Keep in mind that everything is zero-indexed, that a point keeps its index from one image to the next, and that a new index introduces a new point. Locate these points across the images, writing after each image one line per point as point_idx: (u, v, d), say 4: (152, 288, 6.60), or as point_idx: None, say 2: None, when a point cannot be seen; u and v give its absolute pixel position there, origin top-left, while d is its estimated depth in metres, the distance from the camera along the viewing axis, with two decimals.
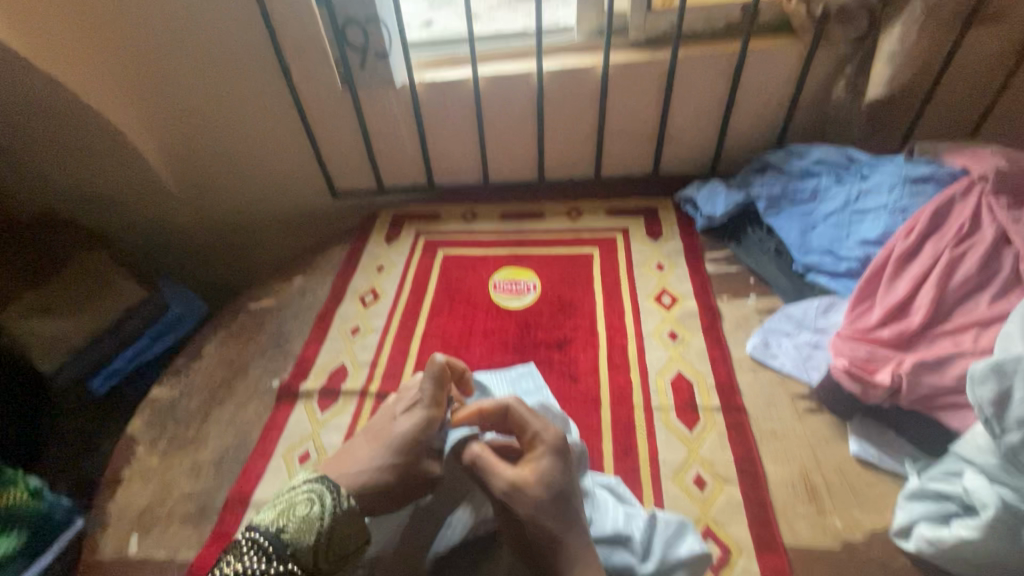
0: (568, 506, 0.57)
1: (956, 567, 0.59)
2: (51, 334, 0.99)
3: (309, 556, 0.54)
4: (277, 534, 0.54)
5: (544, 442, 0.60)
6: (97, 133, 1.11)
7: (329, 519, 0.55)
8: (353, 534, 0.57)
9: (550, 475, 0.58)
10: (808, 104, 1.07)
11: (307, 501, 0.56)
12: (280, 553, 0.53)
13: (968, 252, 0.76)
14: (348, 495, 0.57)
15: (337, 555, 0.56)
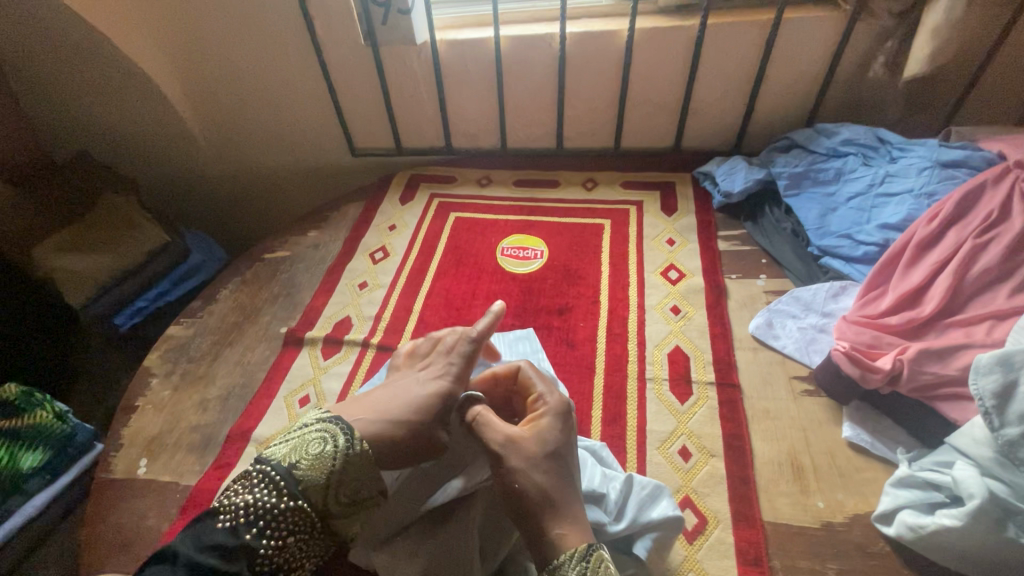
0: (564, 469, 0.54)
1: (934, 555, 0.58)
2: (80, 269, 1.04)
3: (321, 497, 0.52)
4: (290, 470, 0.52)
5: (547, 403, 0.58)
6: (129, 79, 1.14)
7: (342, 459, 0.53)
8: (362, 479, 0.55)
9: (548, 435, 0.55)
10: (843, 81, 1.02)
11: (319, 440, 0.54)
12: (293, 490, 0.51)
13: (994, 241, 0.72)
14: (360, 438, 0.55)
15: (350, 498, 0.54)
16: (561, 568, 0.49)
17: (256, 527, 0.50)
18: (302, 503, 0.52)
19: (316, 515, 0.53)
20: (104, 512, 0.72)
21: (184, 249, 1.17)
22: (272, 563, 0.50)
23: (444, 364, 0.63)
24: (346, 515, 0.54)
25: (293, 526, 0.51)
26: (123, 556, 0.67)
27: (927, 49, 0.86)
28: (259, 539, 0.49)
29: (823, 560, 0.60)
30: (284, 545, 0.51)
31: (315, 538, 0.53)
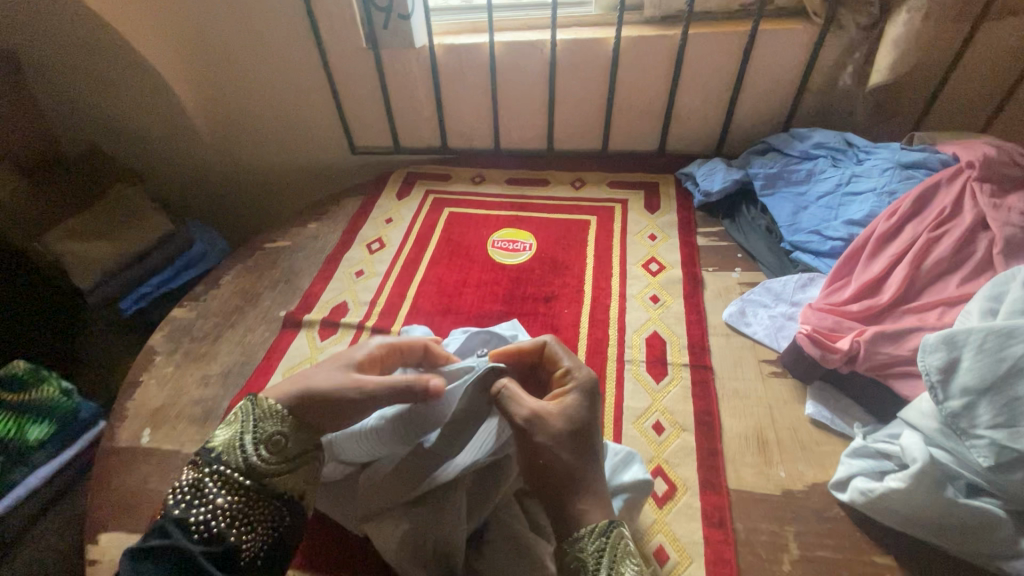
0: (588, 444, 0.56)
1: (884, 518, 0.62)
2: (87, 256, 1.09)
3: (240, 458, 0.56)
4: (208, 449, 0.58)
5: (576, 379, 0.60)
6: (143, 78, 1.19)
7: (253, 418, 0.58)
8: (285, 432, 0.58)
9: (575, 410, 0.57)
10: (816, 89, 1.08)
11: (232, 418, 0.60)
12: (210, 460, 0.56)
13: (946, 235, 0.78)
14: (266, 398, 0.60)
15: (275, 453, 0.57)
16: (580, 540, 0.51)
17: (184, 502, 0.54)
18: (222, 469, 0.56)
19: (243, 475, 0.55)
20: (108, 477, 0.75)
21: (189, 236, 1.23)
22: (212, 528, 0.52)
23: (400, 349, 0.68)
24: (279, 471, 0.57)
25: (221, 491, 0.55)
26: (127, 516, 0.71)
27: (890, 59, 0.92)
28: (188, 512, 0.53)
29: (783, 523, 0.65)
30: (217, 508, 0.53)
31: (257, 500, 0.55)
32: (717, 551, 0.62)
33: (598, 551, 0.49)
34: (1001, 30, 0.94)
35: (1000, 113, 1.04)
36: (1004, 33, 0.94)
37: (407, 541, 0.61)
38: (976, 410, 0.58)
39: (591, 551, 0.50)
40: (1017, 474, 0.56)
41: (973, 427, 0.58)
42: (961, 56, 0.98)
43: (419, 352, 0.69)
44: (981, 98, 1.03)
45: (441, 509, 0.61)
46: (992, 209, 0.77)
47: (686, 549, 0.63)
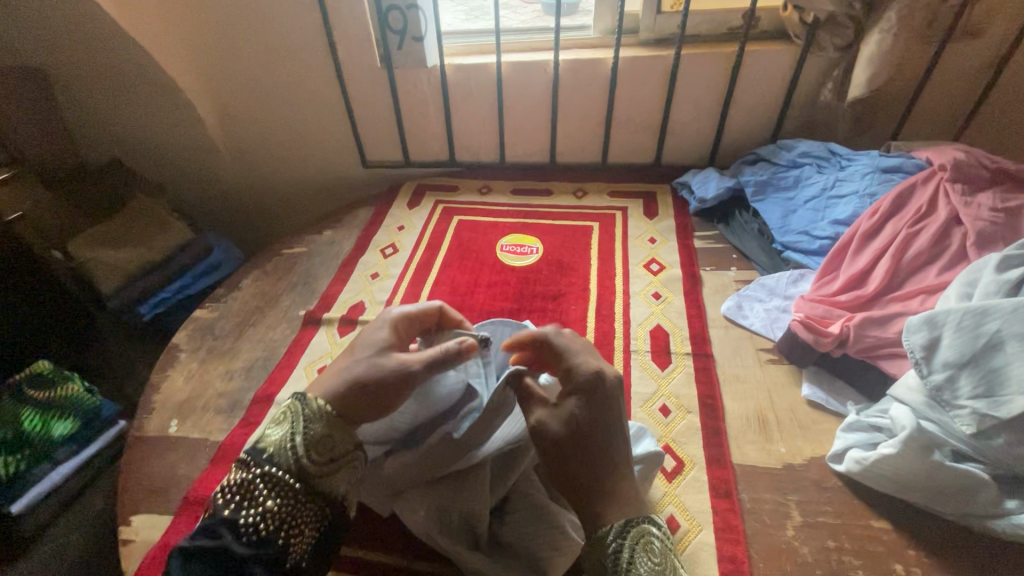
0: (587, 448, 0.56)
1: (879, 485, 0.67)
2: (111, 262, 1.14)
3: (291, 459, 0.57)
4: (256, 447, 0.58)
5: (578, 380, 0.60)
6: (165, 97, 1.27)
7: (303, 419, 0.59)
8: (333, 434, 0.59)
9: (574, 415, 0.58)
10: (800, 105, 1.17)
11: (281, 415, 0.60)
12: (260, 460, 0.57)
13: (923, 230, 0.85)
14: (315, 397, 0.61)
15: (324, 455, 0.58)
16: (602, 539, 0.54)
17: (233, 503, 0.55)
18: (273, 470, 0.56)
19: (294, 478, 0.56)
20: (138, 463, 0.78)
21: (205, 246, 1.26)
22: (262, 530, 0.54)
23: (413, 316, 0.70)
24: (325, 473, 0.58)
25: (271, 493, 0.55)
26: (158, 499, 0.73)
27: (865, 75, 1.01)
28: (238, 512, 0.54)
29: (785, 493, 0.69)
30: (266, 511, 0.54)
31: (305, 502, 0.57)
32: (725, 519, 0.66)
33: (616, 551, 0.53)
34: (964, 50, 1.04)
35: (968, 125, 1.13)
36: (968, 53, 1.04)
37: (434, 513, 0.63)
38: (957, 382, 0.63)
39: (610, 550, 0.53)
40: (997, 439, 0.61)
41: (955, 398, 0.63)
42: (930, 73, 1.07)
43: (435, 318, 0.72)
44: (950, 112, 1.12)
45: (466, 484, 0.63)
46: (964, 206, 0.84)
47: (696, 517, 0.67)
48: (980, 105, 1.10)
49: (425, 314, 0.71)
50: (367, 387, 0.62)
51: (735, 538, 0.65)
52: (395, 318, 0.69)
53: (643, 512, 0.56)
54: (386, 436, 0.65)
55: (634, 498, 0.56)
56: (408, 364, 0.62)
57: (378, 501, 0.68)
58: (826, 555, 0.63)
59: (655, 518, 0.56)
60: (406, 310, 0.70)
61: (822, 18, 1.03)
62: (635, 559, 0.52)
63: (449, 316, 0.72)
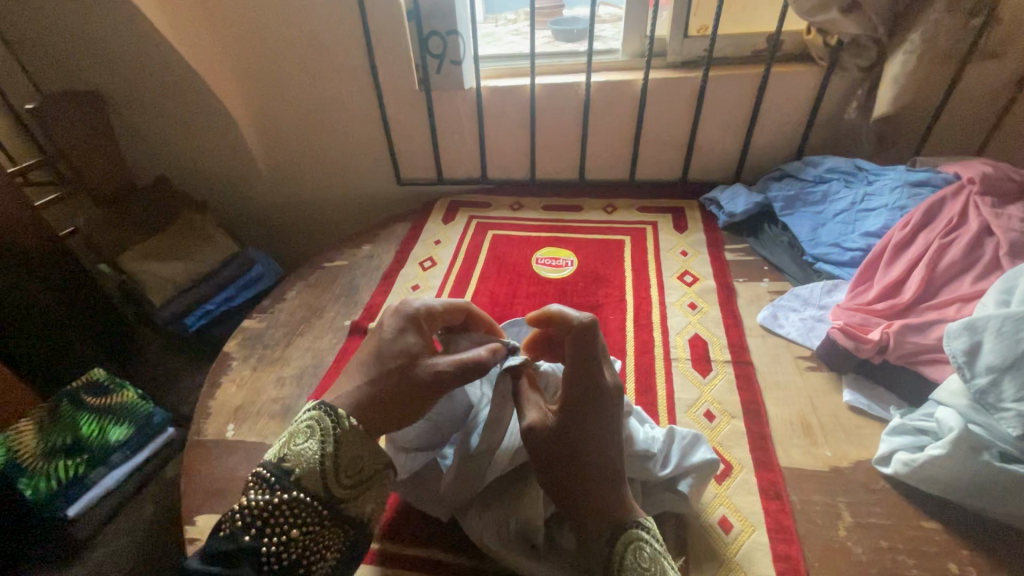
0: (578, 449, 0.56)
1: (928, 487, 0.68)
2: (162, 274, 1.20)
3: (320, 482, 0.56)
4: (280, 466, 0.56)
5: (581, 387, 0.57)
6: (211, 118, 1.33)
7: (333, 437, 0.57)
8: (363, 456, 0.58)
9: (569, 424, 0.57)
10: (824, 123, 1.21)
11: (307, 430, 0.58)
12: (285, 482, 0.55)
13: (956, 240, 0.87)
14: (346, 415, 0.59)
15: (352, 477, 0.58)
16: (598, 537, 0.55)
17: (255, 528, 0.52)
18: (299, 494, 0.54)
19: (322, 503, 0.55)
20: (199, 465, 0.81)
21: (249, 259, 1.32)
22: (285, 559, 0.52)
23: (434, 311, 0.65)
24: (351, 496, 0.57)
25: (297, 519, 0.54)
26: (221, 499, 0.76)
27: (890, 94, 1.05)
28: (260, 539, 0.52)
29: (834, 495, 0.71)
30: (291, 538, 0.53)
31: (331, 526, 0.55)
32: (777, 520, 0.68)
33: (606, 556, 0.54)
34: (984, 70, 1.08)
35: (991, 141, 1.17)
36: (989, 72, 1.08)
37: (494, 524, 0.63)
38: (1001, 385, 0.64)
39: (601, 554, 0.55)
40: None
41: (1000, 401, 0.64)
42: (951, 92, 1.11)
43: (462, 317, 0.69)
44: (973, 128, 1.16)
45: (520, 497, 0.65)
46: (995, 218, 0.86)
47: (748, 518, 0.69)
48: (1001, 122, 1.14)
49: (453, 310, 0.67)
50: (399, 396, 0.60)
51: (788, 539, 0.66)
52: (418, 312, 0.64)
53: (632, 515, 0.56)
54: (419, 441, 0.66)
55: (624, 503, 0.56)
56: (440, 370, 0.60)
57: (437, 508, 0.68)
58: (879, 555, 0.64)
59: (643, 519, 0.56)
60: (428, 304, 0.65)
61: (845, 41, 1.08)
62: (623, 563, 0.53)
63: (475, 314, 0.69)
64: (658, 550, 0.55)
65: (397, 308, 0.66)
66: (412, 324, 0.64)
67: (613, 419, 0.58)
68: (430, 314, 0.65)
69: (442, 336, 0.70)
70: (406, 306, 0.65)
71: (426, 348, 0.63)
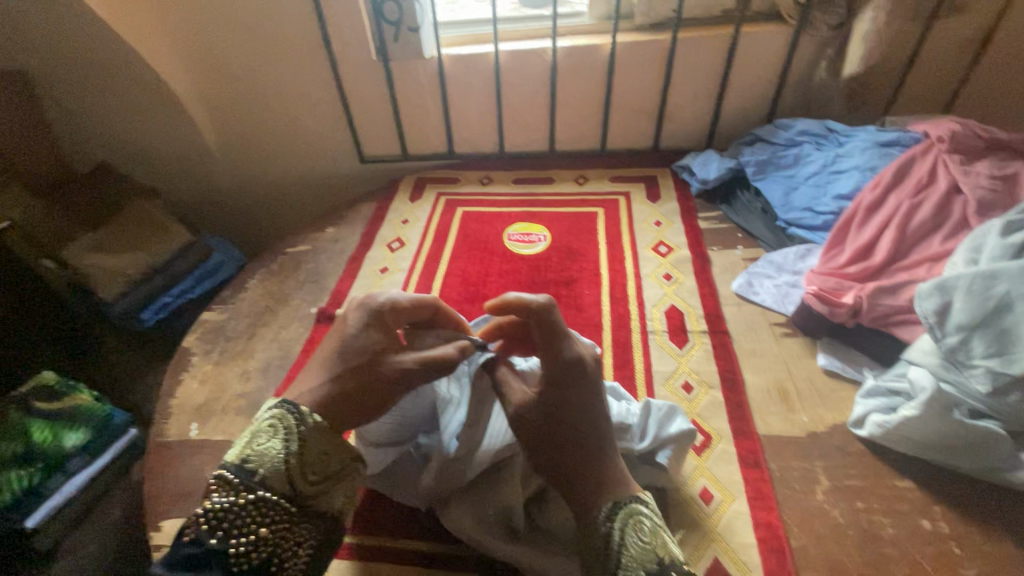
0: (565, 424, 0.54)
1: (902, 447, 0.69)
2: (113, 266, 1.12)
3: (286, 481, 0.52)
4: (242, 466, 0.52)
5: (562, 365, 0.56)
6: (153, 98, 1.24)
7: (298, 434, 0.54)
8: (329, 451, 0.55)
9: (555, 401, 0.55)
10: (794, 85, 1.19)
11: (269, 429, 0.54)
12: (249, 483, 0.51)
13: (925, 200, 0.87)
14: (310, 412, 0.55)
15: (319, 474, 0.54)
16: (595, 516, 0.51)
17: (221, 531, 0.49)
18: (266, 494, 0.51)
19: (290, 501, 0.52)
20: (161, 468, 0.77)
21: (206, 247, 1.25)
22: (255, 560, 0.49)
23: (398, 311, 0.61)
24: (321, 492, 0.54)
25: (265, 518, 0.51)
26: (186, 502, 0.72)
27: (860, 52, 1.03)
28: (227, 542, 0.49)
29: (811, 460, 0.71)
30: (260, 538, 0.50)
31: (301, 524, 0.53)
32: (756, 487, 0.68)
33: (607, 533, 0.50)
34: (950, 25, 1.07)
35: (959, 95, 1.16)
36: (956, 27, 1.07)
37: (469, 510, 0.62)
38: (971, 343, 0.64)
39: (601, 532, 0.51)
40: (1011, 397, 0.62)
41: (969, 358, 0.64)
42: (919, 51, 1.11)
43: (429, 313, 0.64)
44: (940, 85, 1.16)
45: (498, 481, 0.62)
46: (963, 176, 0.87)
47: (728, 488, 0.69)
48: (966, 80, 1.14)
49: (419, 306, 0.62)
50: (358, 392, 0.57)
51: (768, 505, 0.67)
52: (382, 307, 0.60)
53: (630, 491, 0.53)
54: (388, 436, 0.64)
55: (619, 478, 0.54)
56: (406, 367, 0.57)
57: (415, 499, 0.67)
58: (856, 516, 0.65)
59: (643, 495, 0.53)
60: (394, 298, 0.61)
61: None
62: (625, 541, 0.50)
63: (443, 310, 0.65)
64: (657, 522, 0.51)
65: (362, 302, 0.61)
66: (377, 320, 0.60)
67: (598, 394, 0.57)
68: (396, 309, 0.61)
69: (407, 329, 0.65)
70: (370, 301, 0.61)
71: (392, 344, 0.59)
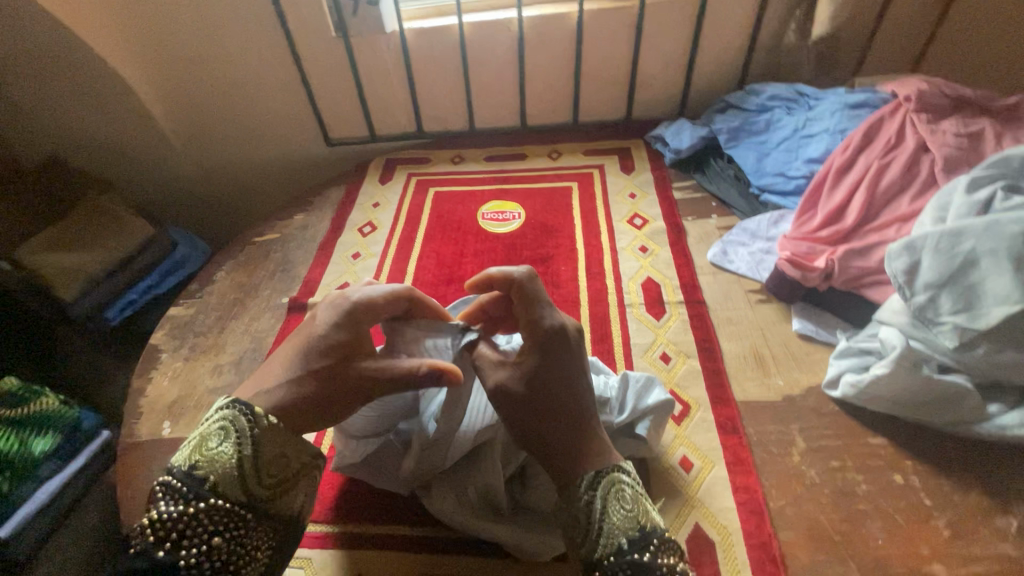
0: (544, 395, 0.54)
1: (875, 405, 0.70)
2: (71, 264, 1.07)
3: (240, 486, 0.51)
4: (191, 472, 0.51)
5: (542, 335, 0.56)
6: (101, 86, 1.18)
7: (252, 438, 0.52)
8: (287, 452, 0.54)
9: (533, 376, 0.54)
10: (764, 49, 1.18)
11: (219, 432, 0.53)
12: (199, 491, 0.50)
13: (894, 160, 0.88)
14: (264, 413, 0.54)
15: (276, 477, 0.53)
16: (576, 488, 0.50)
17: (170, 542, 0.48)
18: (218, 502, 0.50)
19: (245, 507, 0.51)
20: (135, 469, 0.75)
21: (169, 241, 1.22)
22: (207, 569, 0.48)
23: (374, 309, 0.58)
24: (279, 495, 0.53)
25: (218, 526, 0.49)
26: None
27: (828, 13, 1.02)
28: (176, 553, 0.47)
29: (787, 423, 0.72)
30: (212, 547, 0.48)
31: (258, 528, 0.52)
32: (735, 452, 0.69)
33: (588, 503, 0.49)
34: None
35: (926, 53, 1.17)
36: None
37: (450, 494, 0.62)
38: (939, 300, 0.66)
39: (582, 502, 0.50)
40: (978, 349, 0.64)
41: (937, 315, 0.66)
42: (886, 9, 1.10)
43: (405, 305, 0.61)
44: (908, 42, 1.15)
45: (479, 462, 0.61)
46: (930, 134, 0.87)
47: (707, 455, 0.70)
48: (933, 37, 1.14)
49: (395, 300, 0.59)
50: (326, 396, 0.55)
51: (746, 470, 0.68)
52: (356, 306, 0.57)
53: (610, 459, 0.52)
54: (368, 428, 0.63)
55: (602, 449, 0.53)
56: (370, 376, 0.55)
57: (394, 484, 0.67)
58: (832, 475, 0.66)
59: (624, 463, 0.53)
60: (368, 294, 0.58)
61: None
62: (606, 509, 0.49)
63: (421, 302, 0.61)
64: (639, 490, 0.51)
65: (336, 300, 0.58)
66: (351, 319, 0.57)
67: (576, 366, 0.56)
68: (371, 307, 0.58)
69: (385, 325, 0.62)
70: (344, 300, 0.58)
71: (357, 347, 0.57)
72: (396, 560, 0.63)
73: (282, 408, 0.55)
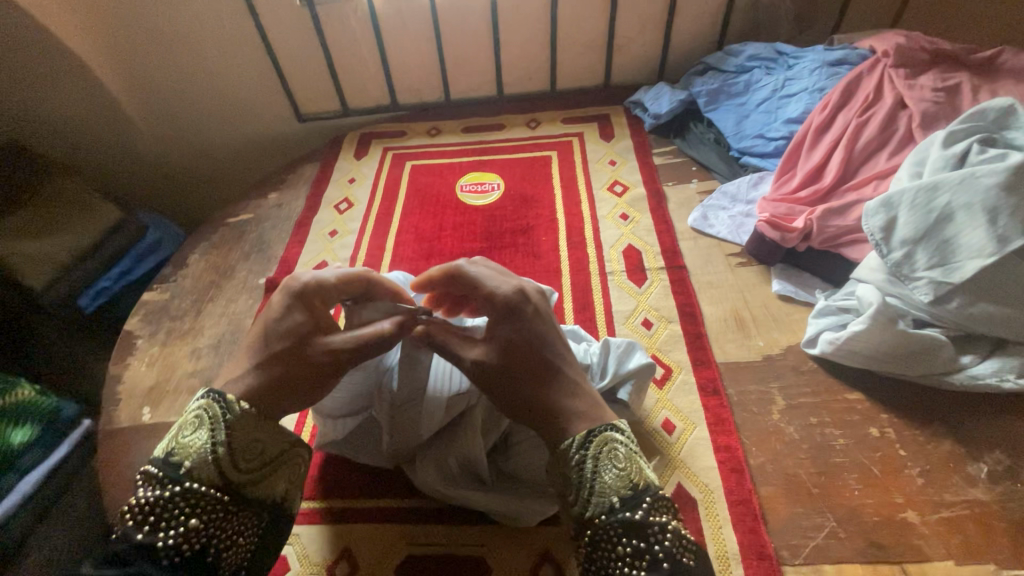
0: (517, 363, 0.53)
1: (854, 362, 0.71)
2: (38, 251, 1.04)
3: (214, 471, 0.50)
4: (168, 460, 0.51)
5: (502, 306, 0.54)
6: (52, 67, 1.11)
7: (224, 422, 0.52)
8: (261, 437, 0.54)
9: (504, 346, 0.54)
10: (743, 8, 1.15)
11: (195, 420, 0.53)
12: (175, 476, 0.50)
13: (872, 117, 0.87)
14: (237, 399, 0.53)
15: (253, 461, 0.53)
16: (567, 451, 0.50)
17: (149, 524, 0.48)
18: (194, 485, 0.49)
19: (221, 491, 0.50)
20: (115, 456, 0.74)
21: (141, 225, 1.19)
22: (185, 551, 0.47)
23: (324, 291, 0.56)
24: (257, 478, 0.53)
25: (195, 509, 0.49)
26: None
27: None
28: (154, 535, 0.47)
29: (767, 382, 0.73)
30: (190, 529, 0.48)
31: (237, 513, 0.51)
32: (716, 413, 0.70)
33: (580, 462, 0.50)
34: None
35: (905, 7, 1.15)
36: None
37: (433, 465, 0.62)
38: (915, 256, 0.66)
39: (574, 461, 0.50)
40: (952, 302, 0.65)
41: (913, 271, 0.66)
42: None
43: (362, 287, 0.59)
44: None
45: (459, 432, 0.61)
46: (907, 90, 0.87)
47: (689, 417, 0.70)
48: None
49: (349, 282, 0.58)
50: (299, 374, 0.54)
51: (727, 430, 0.68)
52: (306, 286, 0.56)
53: (604, 419, 0.52)
54: (343, 407, 0.63)
55: (590, 409, 0.53)
56: (334, 348, 0.54)
57: (379, 460, 0.66)
58: (810, 431, 0.68)
59: (619, 422, 0.53)
60: (318, 276, 0.56)
61: None
62: (596, 468, 0.49)
63: (377, 283, 0.60)
64: (633, 450, 0.51)
65: (285, 284, 0.57)
66: (302, 301, 0.56)
67: (544, 335, 0.54)
68: (322, 288, 0.56)
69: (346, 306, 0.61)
70: (293, 282, 0.56)
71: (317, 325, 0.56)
72: (382, 532, 0.63)
73: (254, 393, 0.54)
